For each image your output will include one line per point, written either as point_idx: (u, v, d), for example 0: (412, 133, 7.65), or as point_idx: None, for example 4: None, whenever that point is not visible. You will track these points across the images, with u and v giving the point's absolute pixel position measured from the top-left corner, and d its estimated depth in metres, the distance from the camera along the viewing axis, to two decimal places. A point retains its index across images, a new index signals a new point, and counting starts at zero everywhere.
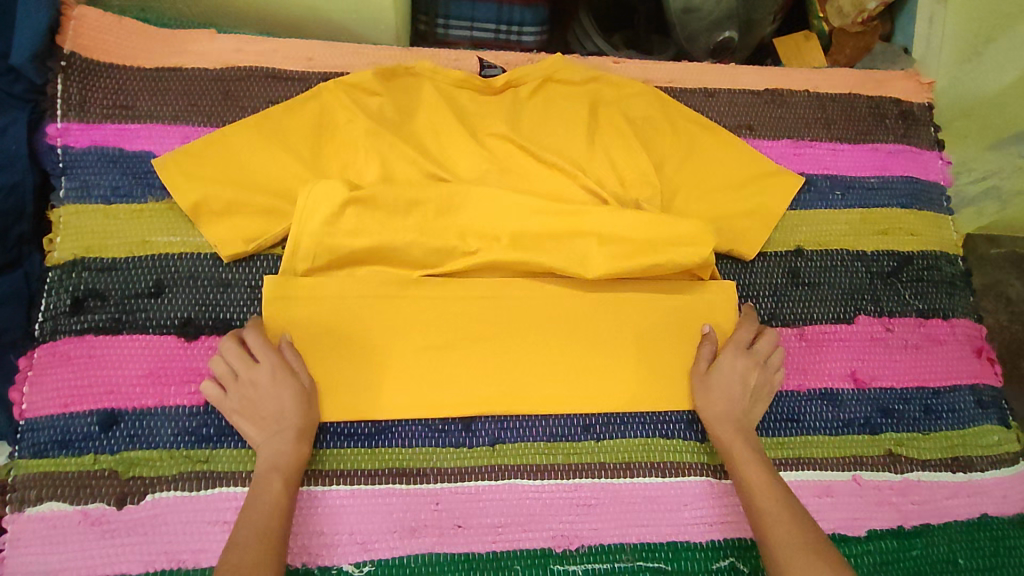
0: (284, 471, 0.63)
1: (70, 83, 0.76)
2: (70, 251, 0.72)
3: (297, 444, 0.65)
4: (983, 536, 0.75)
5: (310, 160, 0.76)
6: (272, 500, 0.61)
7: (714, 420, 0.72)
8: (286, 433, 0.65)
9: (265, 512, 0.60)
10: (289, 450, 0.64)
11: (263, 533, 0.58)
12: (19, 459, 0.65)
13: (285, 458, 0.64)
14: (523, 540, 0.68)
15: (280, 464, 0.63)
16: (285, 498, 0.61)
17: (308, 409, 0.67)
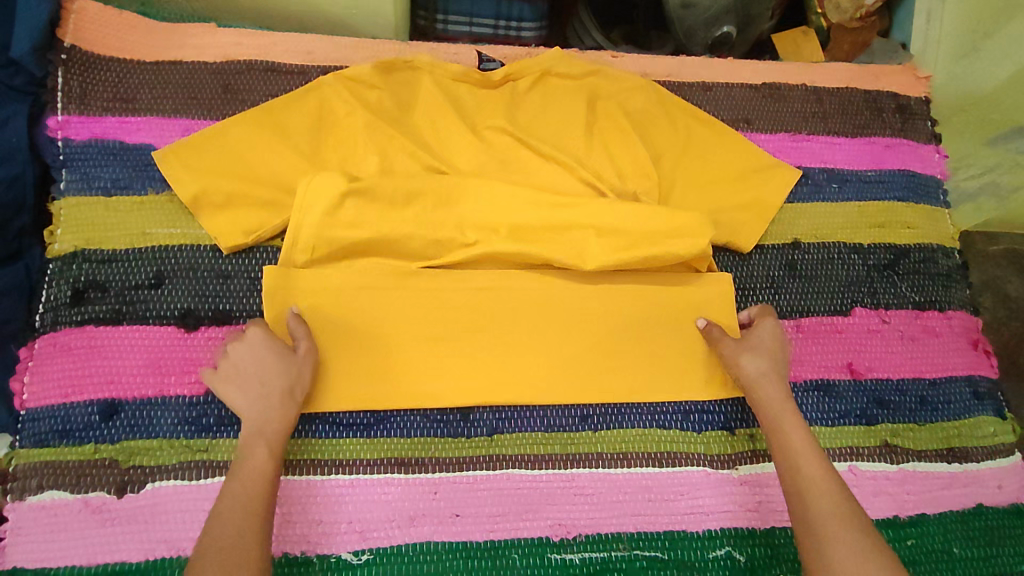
0: (268, 439, 0.62)
1: (71, 76, 0.76)
2: (70, 242, 0.72)
3: (282, 411, 0.64)
4: (978, 527, 0.75)
5: (310, 152, 0.76)
6: (255, 470, 0.60)
7: (752, 380, 0.70)
8: (271, 399, 0.64)
9: (247, 485, 0.59)
10: (275, 418, 0.64)
11: (246, 508, 0.58)
12: (20, 449, 0.66)
13: (270, 426, 0.63)
14: (521, 529, 0.69)
15: (265, 432, 0.63)
16: (268, 468, 0.61)
17: (295, 376, 0.66)
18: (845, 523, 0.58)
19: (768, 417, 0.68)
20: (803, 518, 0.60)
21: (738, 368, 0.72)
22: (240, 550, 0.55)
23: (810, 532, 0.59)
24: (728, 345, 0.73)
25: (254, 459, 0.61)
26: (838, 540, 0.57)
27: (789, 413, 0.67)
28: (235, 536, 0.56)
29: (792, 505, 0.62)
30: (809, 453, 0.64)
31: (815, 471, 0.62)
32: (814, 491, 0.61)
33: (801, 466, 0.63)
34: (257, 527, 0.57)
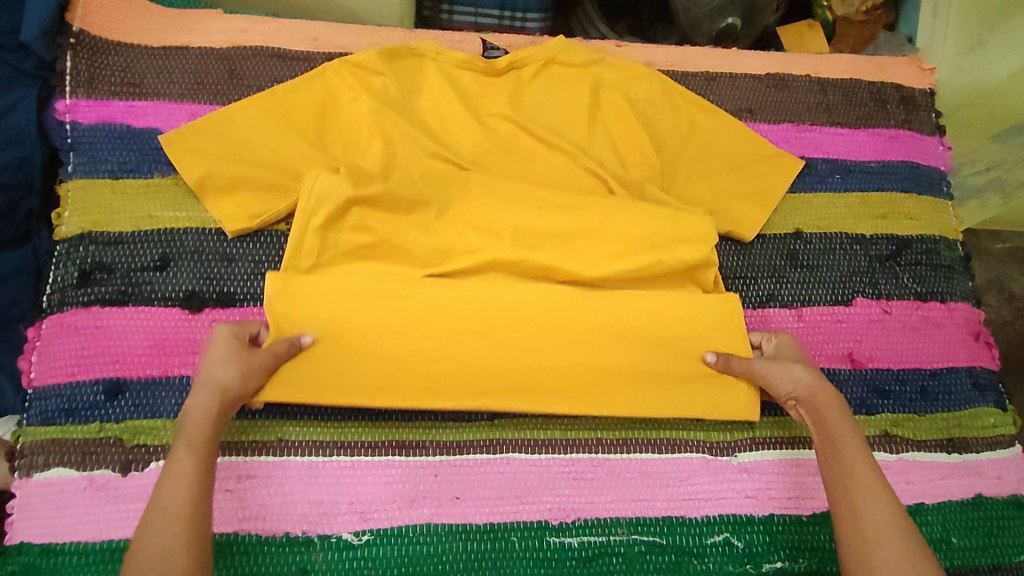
0: (189, 437, 0.57)
1: (79, 60, 0.77)
2: (78, 225, 0.73)
3: (207, 406, 0.59)
4: (978, 516, 0.75)
5: (314, 138, 0.77)
6: (178, 471, 0.54)
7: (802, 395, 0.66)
8: (196, 396, 0.60)
9: (169, 488, 0.53)
10: (199, 414, 0.58)
11: (172, 513, 0.52)
12: (27, 426, 0.66)
13: (192, 424, 0.58)
14: (521, 512, 0.69)
15: (186, 432, 0.57)
16: (192, 466, 0.55)
17: (228, 369, 0.62)
18: (901, 537, 0.54)
19: (817, 425, 0.64)
20: (853, 530, 0.56)
21: (777, 383, 0.68)
22: (165, 558, 0.49)
23: (859, 546, 0.55)
24: (765, 364, 0.69)
25: (177, 462, 0.55)
26: (890, 554, 0.53)
27: (843, 421, 0.63)
28: (159, 546, 0.50)
29: (840, 517, 0.58)
30: (864, 463, 0.60)
31: (871, 483, 0.58)
32: (867, 504, 0.57)
33: (854, 477, 0.59)
34: (184, 531, 0.51)
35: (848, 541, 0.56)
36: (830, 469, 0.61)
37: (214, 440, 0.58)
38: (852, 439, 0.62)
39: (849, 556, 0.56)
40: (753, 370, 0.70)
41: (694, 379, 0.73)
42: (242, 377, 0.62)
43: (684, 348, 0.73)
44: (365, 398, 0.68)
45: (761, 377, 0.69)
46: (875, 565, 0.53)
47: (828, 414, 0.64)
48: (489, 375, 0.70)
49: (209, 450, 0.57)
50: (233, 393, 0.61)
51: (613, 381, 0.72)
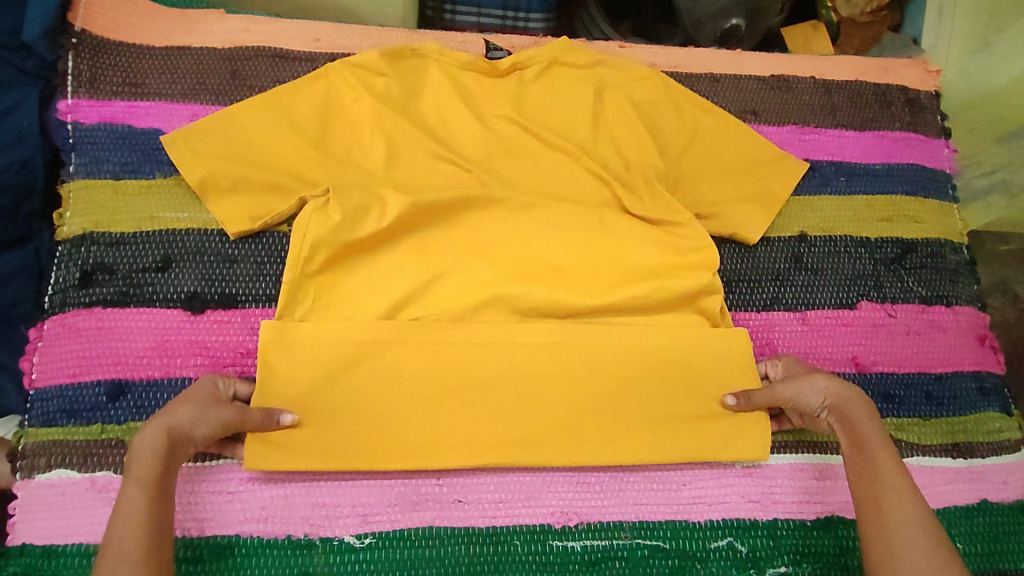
0: (138, 474, 0.55)
1: (81, 60, 0.76)
2: (80, 225, 0.72)
3: (154, 442, 0.57)
4: (984, 522, 0.75)
5: (316, 139, 0.76)
6: (128, 510, 0.53)
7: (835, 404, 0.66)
8: (144, 432, 0.58)
9: (117, 529, 0.52)
10: (146, 451, 0.57)
11: (122, 552, 0.50)
12: (29, 428, 0.66)
13: (140, 461, 0.56)
14: (523, 515, 0.69)
15: (134, 470, 0.56)
16: (142, 504, 0.54)
17: (181, 406, 0.60)
18: (929, 539, 0.55)
19: (846, 430, 0.65)
20: (879, 530, 0.57)
21: (803, 399, 0.68)
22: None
23: (886, 545, 0.56)
24: (788, 385, 0.69)
25: (126, 501, 0.54)
26: (916, 554, 0.54)
27: (871, 427, 0.64)
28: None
29: (866, 518, 0.58)
30: (892, 467, 0.60)
31: (900, 487, 0.59)
32: (895, 507, 0.57)
33: (882, 481, 0.59)
34: (136, 569, 0.50)
35: (873, 541, 0.57)
36: (859, 472, 0.62)
37: (166, 477, 0.57)
38: (880, 445, 0.62)
39: (874, 555, 0.56)
40: (777, 395, 0.70)
41: (697, 382, 0.73)
42: (194, 411, 0.60)
43: (686, 351, 0.73)
44: (368, 399, 0.68)
45: (786, 397, 0.69)
46: (900, 565, 0.54)
47: (857, 420, 0.64)
48: (492, 377, 0.70)
49: (160, 487, 0.56)
50: (186, 429, 0.59)
51: (616, 385, 0.71)
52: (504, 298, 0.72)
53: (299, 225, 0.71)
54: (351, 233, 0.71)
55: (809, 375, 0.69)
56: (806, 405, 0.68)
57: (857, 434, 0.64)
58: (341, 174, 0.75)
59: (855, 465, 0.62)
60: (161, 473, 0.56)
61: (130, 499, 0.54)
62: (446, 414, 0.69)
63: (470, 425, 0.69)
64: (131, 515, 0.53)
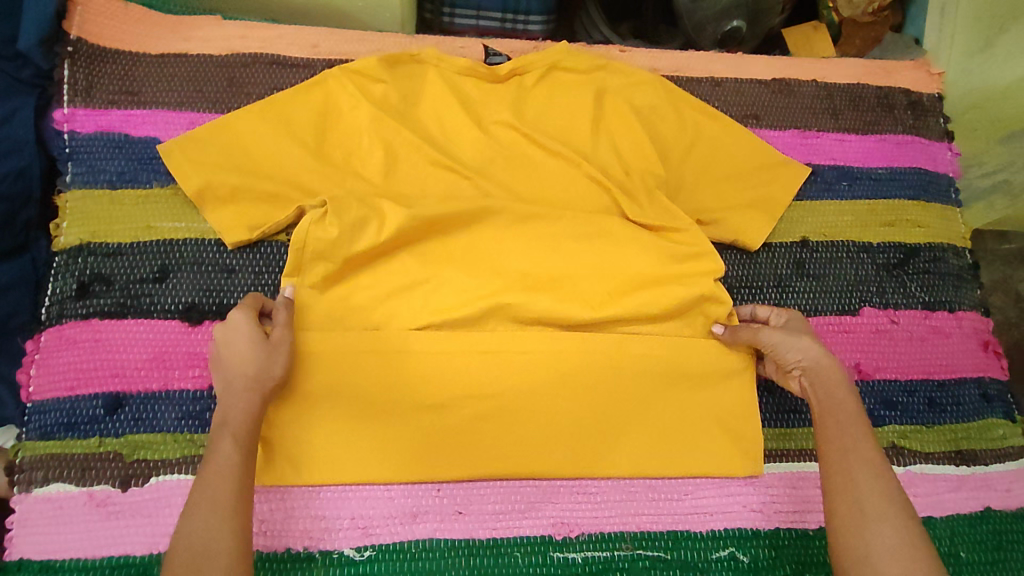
0: (234, 429, 0.58)
1: (77, 69, 0.76)
2: (76, 235, 0.72)
3: (247, 401, 0.60)
4: (987, 530, 0.74)
5: (315, 147, 0.76)
6: (224, 462, 0.55)
7: (809, 368, 0.66)
8: (234, 395, 0.60)
9: (212, 478, 0.54)
10: (239, 408, 0.59)
11: (217, 501, 0.53)
12: (27, 441, 0.66)
13: (236, 416, 0.59)
14: (524, 527, 0.69)
15: (229, 423, 0.58)
16: (237, 457, 0.56)
17: (262, 363, 0.62)
18: (896, 510, 0.55)
19: (819, 398, 0.64)
20: (846, 499, 0.56)
21: (783, 352, 0.67)
22: (213, 544, 0.51)
23: (852, 514, 0.55)
24: (772, 334, 0.68)
25: (221, 452, 0.56)
26: (884, 525, 0.54)
27: (842, 395, 0.63)
28: (205, 533, 0.51)
29: (833, 487, 0.58)
30: (863, 437, 0.60)
31: (869, 457, 0.58)
32: (864, 477, 0.57)
33: (853, 451, 0.59)
34: (227, 522, 0.52)
35: (839, 510, 0.56)
36: (828, 441, 0.61)
37: (255, 431, 0.59)
38: (852, 415, 0.62)
39: (841, 525, 0.55)
40: (761, 339, 0.69)
41: (698, 390, 0.72)
42: (274, 369, 0.63)
43: (688, 360, 0.72)
44: (368, 409, 0.68)
45: (768, 343, 0.68)
46: (866, 537, 0.53)
47: (832, 389, 0.64)
48: (491, 387, 0.69)
49: (250, 442, 0.58)
50: (268, 384, 0.62)
51: (618, 395, 0.71)
52: (504, 308, 0.72)
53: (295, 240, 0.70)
54: (350, 243, 0.71)
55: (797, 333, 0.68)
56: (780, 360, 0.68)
57: (829, 405, 0.63)
58: (340, 183, 0.74)
59: (825, 432, 0.61)
60: (253, 427, 0.59)
61: (226, 452, 0.56)
62: (446, 424, 0.68)
63: (470, 435, 0.69)
64: (226, 467, 0.55)
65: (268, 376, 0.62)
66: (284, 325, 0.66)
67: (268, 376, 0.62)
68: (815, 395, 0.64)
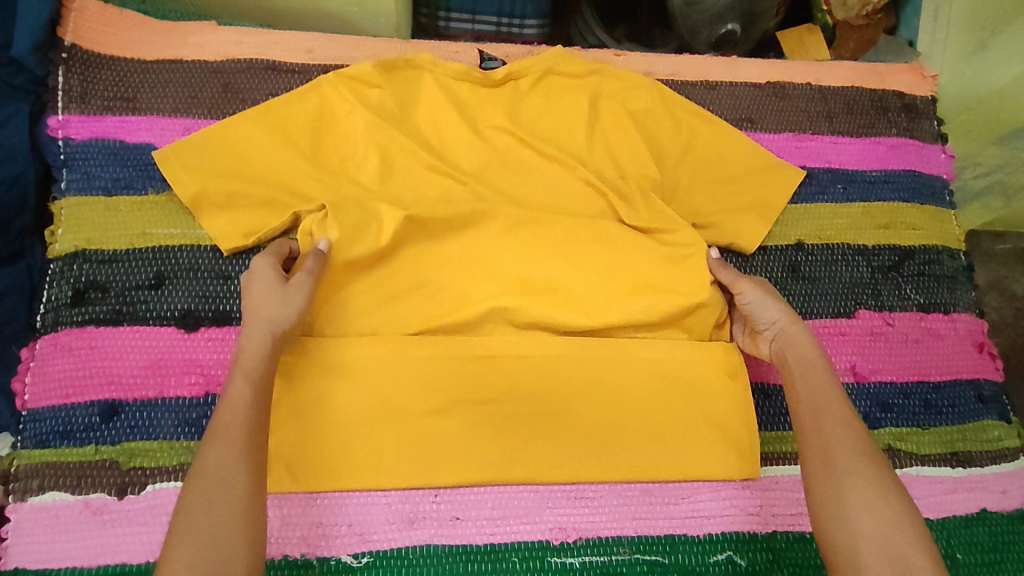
0: (246, 369, 0.58)
1: (72, 75, 0.76)
2: (71, 242, 0.72)
3: (258, 341, 0.60)
4: (984, 532, 0.74)
5: (311, 153, 0.76)
6: (235, 400, 0.55)
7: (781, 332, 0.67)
8: (251, 332, 0.60)
9: (224, 415, 0.54)
10: (251, 347, 0.59)
11: (230, 435, 0.53)
12: (22, 449, 0.66)
13: (248, 356, 0.59)
14: (522, 532, 0.69)
15: (242, 364, 0.58)
16: (249, 396, 0.56)
17: (277, 307, 0.62)
18: (867, 462, 0.55)
19: (791, 358, 0.65)
20: (820, 456, 0.57)
21: (759, 309, 0.69)
22: (225, 475, 0.50)
23: (826, 470, 0.56)
24: (752, 289, 0.70)
25: (233, 391, 0.56)
26: (857, 477, 0.54)
27: (814, 357, 0.64)
28: (222, 463, 0.51)
29: (807, 444, 0.58)
30: (834, 395, 0.60)
31: (840, 414, 0.59)
32: (836, 433, 0.57)
33: (825, 408, 0.59)
34: (240, 452, 0.52)
35: (814, 468, 0.56)
36: (800, 400, 0.61)
37: (268, 372, 0.59)
38: (823, 372, 0.62)
39: (816, 481, 0.56)
40: (739, 289, 0.70)
41: (694, 394, 0.72)
42: (288, 313, 0.62)
43: (683, 365, 0.73)
44: (365, 415, 0.68)
45: (746, 298, 0.70)
46: (842, 489, 0.54)
47: (805, 351, 0.64)
48: (488, 393, 0.70)
49: (263, 382, 0.58)
50: (280, 327, 0.61)
51: (613, 400, 0.71)
52: (502, 313, 0.72)
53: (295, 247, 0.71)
54: (346, 249, 0.71)
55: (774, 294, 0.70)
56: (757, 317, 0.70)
57: (801, 366, 0.63)
58: (337, 189, 0.74)
59: (796, 392, 0.62)
60: (265, 366, 0.59)
61: (238, 390, 0.56)
62: (443, 429, 0.68)
63: (468, 440, 0.69)
64: (237, 404, 0.55)
65: (280, 319, 0.62)
66: (306, 272, 0.66)
67: (280, 320, 0.62)
68: (786, 354, 0.65)
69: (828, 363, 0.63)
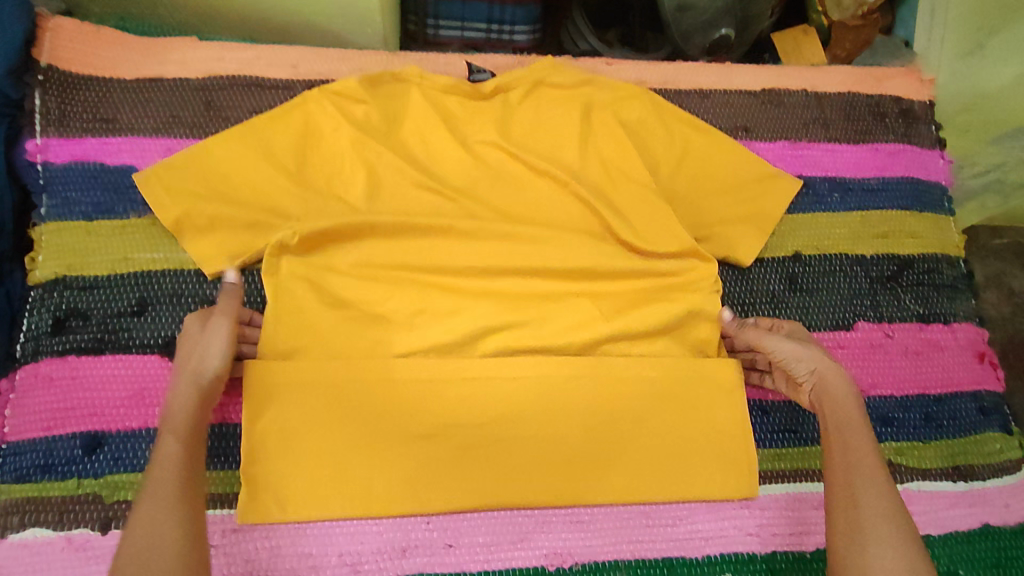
0: (174, 426, 0.59)
1: (49, 97, 0.74)
2: (50, 269, 0.70)
3: (187, 394, 0.61)
4: (985, 547, 0.73)
5: (296, 172, 0.74)
6: (165, 458, 0.57)
7: (822, 386, 0.68)
8: (176, 386, 0.62)
9: (155, 475, 0.56)
10: (180, 402, 0.61)
11: (161, 495, 0.55)
12: (2, 484, 0.64)
13: (177, 413, 0.60)
14: (516, 558, 0.67)
15: (172, 419, 0.60)
16: (178, 452, 0.58)
17: (203, 357, 0.63)
18: (893, 527, 0.57)
19: (828, 415, 0.66)
20: (848, 515, 0.59)
21: (793, 361, 0.69)
22: (156, 537, 0.52)
23: (850, 528, 0.58)
24: (785, 342, 0.70)
25: (162, 448, 0.58)
26: (881, 541, 0.57)
27: (853, 417, 0.65)
28: (151, 525, 0.53)
29: (836, 501, 0.61)
30: (869, 456, 0.62)
31: (873, 475, 0.61)
32: (866, 494, 0.60)
33: (857, 468, 0.61)
34: (174, 508, 0.54)
35: (840, 525, 0.59)
36: (834, 457, 0.63)
37: (198, 425, 0.60)
38: (857, 432, 0.64)
39: (839, 538, 0.58)
40: (770, 342, 0.70)
41: (690, 414, 0.71)
42: (212, 362, 0.63)
43: (679, 385, 0.71)
44: (353, 442, 0.66)
45: (784, 355, 0.70)
46: (864, 550, 0.57)
47: (842, 408, 0.66)
48: (480, 416, 0.69)
49: (193, 439, 0.59)
50: (206, 376, 0.63)
51: (608, 422, 0.70)
52: (493, 335, 0.71)
53: (276, 278, 0.69)
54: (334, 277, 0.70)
55: (809, 345, 0.70)
56: (792, 370, 0.70)
57: (838, 423, 0.65)
58: (323, 208, 0.72)
59: (831, 447, 0.64)
60: (193, 419, 0.60)
61: (167, 447, 0.58)
62: (436, 455, 0.67)
63: (461, 465, 0.67)
64: (167, 463, 0.57)
65: (206, 369, 0.63)
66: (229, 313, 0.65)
67: (205, 369, 0.63)
68: (825, 409, 0.67)
69: (866, 424, 0.65)
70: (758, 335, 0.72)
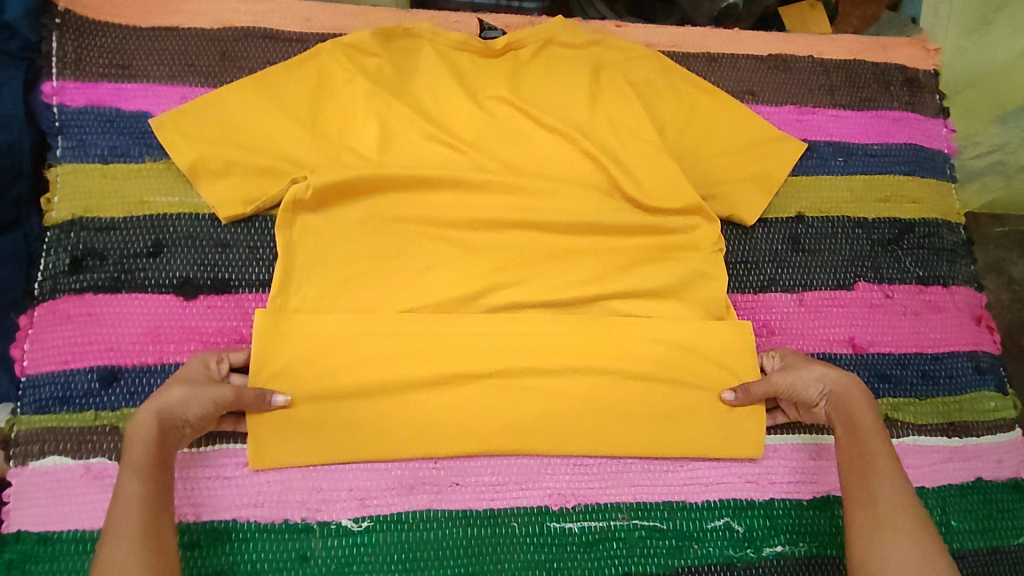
0: (135, 464, 0.57)
1: (66, 41, 0.75)
2: (68, 210, 0.71)
3: (146, 429, 0.59)
4: (977, 499, 0.75)
5: (309, 121, 0.75)
6: (126, 498, 0.55)
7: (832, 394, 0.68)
8: (137, 419, 0.59)
9: (117, 514, 0.54)
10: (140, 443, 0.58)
11: (122, 536, 0.53)
12: (22, 415, 0.66)
13: (138, 452, 0.58)
14: (521, 497, 0.69)
15: (131, 456, 0.57)
16: (140, 491, 0.55)
17: (168, 390, 0.61)
18: (910, 519, 0.57)
19: (841, 419, 0.67)
20: (864, 510, 0.59)
21: (804, 387, 0.69)
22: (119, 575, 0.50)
23: (868, 522, 0.58)
24: (786, 375, 0.70)
25: (123, 486, 0.56)
26: (898, 533, 0.56)
27: (866, 417, 0.65)
28: (116, 563, 0.51)
29: (852, 497, 0.61)
30: (881, 453, 0.62)
31: (887, 471, 0.61)
32: (881, 488, 0.60)
33: (870, 465, 0.62)
34: (137, 555, 0.52)
35: (857, 520, 0.59)
36: (850, 455, 0.64)
37: (161, 462, 0.58)
38: (870, 432, 0.64)
39: (858, 530, 0.59)
40: (775, 385, 0.70)
41: (693, 364, 0.72)
42: (173, 396, 0.61)
43: (683, 335, 0.73)
44: (364, 383, 0.68)
45: (788, 384, 0.70)
46: (881, 544, 0.56)
47: (855, 410, 0.66)
48: (488, 361, 0.70)
49: (156, 475, 0.57)
50: (164, 409, 0.60)
51: (612, 370, 0.71)
52: (501, 283, 0.73)
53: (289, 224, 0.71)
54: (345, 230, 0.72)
55: (807, 364, 0.70)
56: (804, 395, 0.69)
57: (852, 425, 0.65)
58: (335, 156, 0.73)
59: (846, 448, 0.65)
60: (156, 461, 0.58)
61: (128, 486, 0.56)
62: (444, 397, 0.69)
63: (469, 408, 0.69)
64: (129, 503, 0.55)
65: (163, 402, 0.60)
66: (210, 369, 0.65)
67: (163, 403, 0.60)
68: (837, 415, 0.67)
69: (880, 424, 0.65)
70: (763, 389, 0.70)
